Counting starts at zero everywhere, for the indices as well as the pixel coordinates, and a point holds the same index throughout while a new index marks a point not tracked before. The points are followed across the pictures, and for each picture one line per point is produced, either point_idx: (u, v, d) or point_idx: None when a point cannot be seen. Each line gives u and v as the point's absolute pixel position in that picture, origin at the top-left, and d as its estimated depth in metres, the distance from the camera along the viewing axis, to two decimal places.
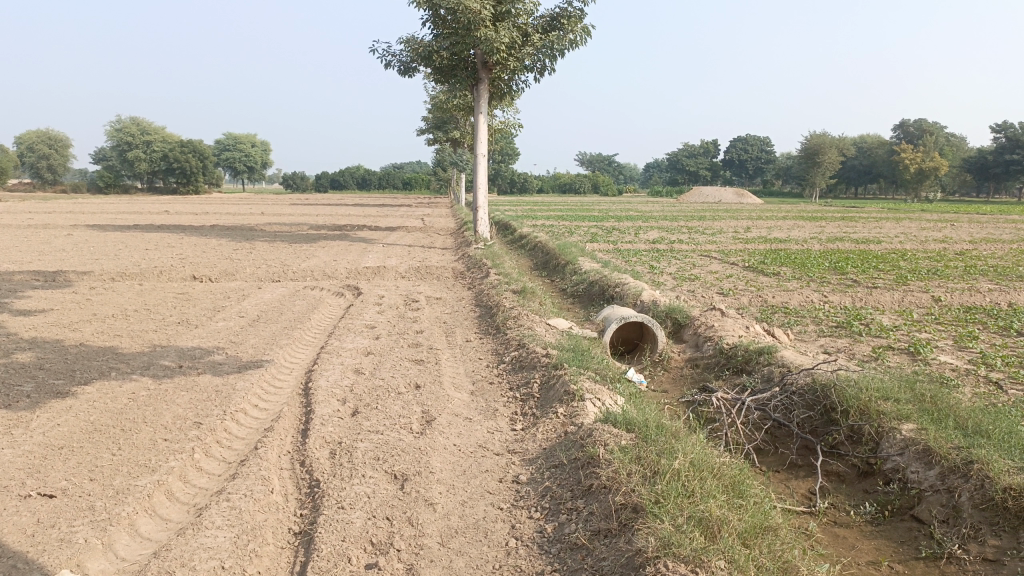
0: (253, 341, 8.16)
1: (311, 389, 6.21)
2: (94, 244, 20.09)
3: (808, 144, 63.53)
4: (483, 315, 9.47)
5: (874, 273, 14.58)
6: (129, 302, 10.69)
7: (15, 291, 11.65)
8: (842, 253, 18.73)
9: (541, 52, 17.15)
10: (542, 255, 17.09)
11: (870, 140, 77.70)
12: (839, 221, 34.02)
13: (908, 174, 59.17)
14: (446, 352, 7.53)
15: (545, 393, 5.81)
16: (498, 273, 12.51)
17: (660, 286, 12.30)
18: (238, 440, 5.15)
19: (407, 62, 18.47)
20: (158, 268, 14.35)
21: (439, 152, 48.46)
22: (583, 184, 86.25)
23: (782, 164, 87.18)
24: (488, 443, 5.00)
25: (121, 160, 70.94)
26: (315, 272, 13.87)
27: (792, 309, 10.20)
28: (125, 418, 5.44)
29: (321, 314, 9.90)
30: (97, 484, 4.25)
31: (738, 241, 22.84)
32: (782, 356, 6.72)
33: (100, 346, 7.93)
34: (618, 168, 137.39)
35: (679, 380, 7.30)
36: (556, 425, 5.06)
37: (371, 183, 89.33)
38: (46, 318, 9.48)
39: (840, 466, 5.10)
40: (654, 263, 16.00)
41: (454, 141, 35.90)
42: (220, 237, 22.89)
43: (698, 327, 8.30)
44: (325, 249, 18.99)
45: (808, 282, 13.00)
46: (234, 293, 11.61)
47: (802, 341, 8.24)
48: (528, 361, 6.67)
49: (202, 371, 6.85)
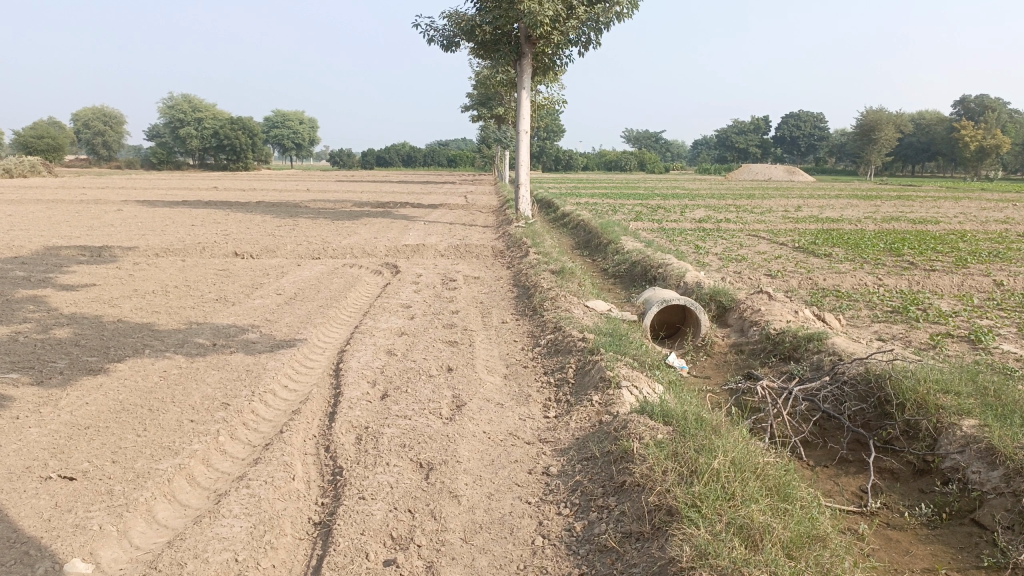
0: (288, 319, 8.09)
1: (341, 370, 6.08)
2: (141, 219, 20.38)
3: (863, 120, 61.61)
4: (520, 295, 9.26)
5: (932, 255, 13.94)
6: (169, 278, 10.73)
7: (61, 266, 11.82)
8: (897, 233, 18.01)
9: (586, 25, 16.73)
10: (584, 234, 16.78)
11: (928, 116, 74.99)
12: (895, 200, 32.91)
13: (968, 151, 57.05)
14: (480, 334, 7.35)
15: (581, 379, 5.58)
16: (538, 252, 12.26)
17: (704, 267, 11.92)
18: (264, 423, 5.04)
19: (450, 36, 18.21)
20: (201, 244, 14.42)
21: (484, 129, 48.11)
22: (629, 160, 85.36)
23: (836, 141, 84.82)
24: (519, 431, 4.80)
25: (173, 137, 72.19)
26: (355, 250, 13.79)
27: (844, 292, 9.75)
28: (154, 398, 5.39)
29: (357, 293, 9.78)
30: (120, 467, 4.18)
31: (787, 220, 22.16)
32: (833, 344, 6.37)
33: (137, 322, 7.94)
34: (665, 145, 135.32)
35: (722, 367, 7.00)
36: (591, 414, 4.85)
37: (416, 160, 89.57)
38: (88, 293, 9.55)
39: (895, 463, 4.79)
40: (699, 243, 15.60)
41: (498, 118, 35.57)
42: (264, 213, 23.02)
43: (743, 311, 7.96)
44: (366, 226, 18.95)
45: (861, 265, 12.48)
46: (273, 270, 11.59)
47: (854, 326, 7.84)
48: (564, 345, 6.44)
49: (235, 350, 6.78)
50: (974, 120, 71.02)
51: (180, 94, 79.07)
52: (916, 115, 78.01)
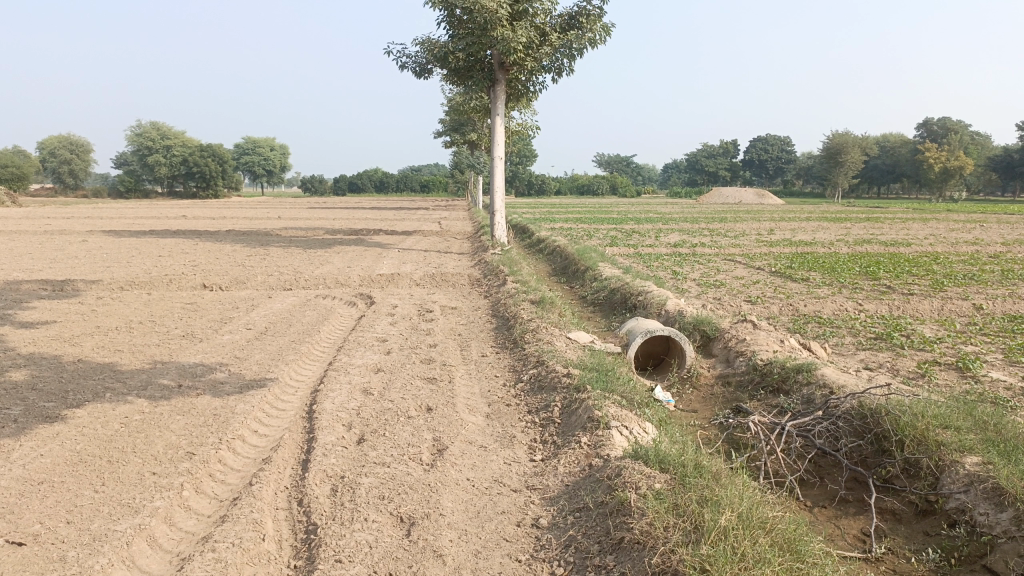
0: (259, 356, 7.77)
1: (315, 413, 5.78)
2: (106, 251, 19.84)
3: (830, 143, 62.60)
4: (499, 327, 9.02)
5: (908, 278, 13.97)
6: (134, 313, 10.34)
7: (20, 302, 11.35)
8: (871, 256, 18.09)
9: (559, 52, 16.71)
10: (561, 261, 16.63)
11: (892, 139, 76.40)
12: (864, 222, 33.27)
13: (932, 173, 58.10)
14: (460, 369, 7.09)
15: (567, 419, 5.35)
16: (515, 280, 12.04)
17: (684, 294, 11.79)
18: (232, 474, 4.73)
19: (422, 63, 18.08)
20: (169, 276, 14.01)
21: (456, 154, 48.05)
22: (600, 184, 85.97)
23: (803, 164, 86.13)
24: (505, 477, 4.55)
25: (142, 165, 71.29)
26: (328, 280, 13.48)
27: (826, 318, 9.65)
28: (114, 447, 5.05)
29: (330, 326, 9.47)
30: (73, 529, 3.85)
31: (762, 244, 22.22)
32: (824, 375, 6.21)
33: (99, 362, 7.56)
34: (636, 169, 136.55)
35: (709, 400, 6.80)
36: (580, 458, 4.61)
37: (389, 186, 89.36)
38: (47, 331, 9.14)
39: (896, 503, 4.61)
40: (677, 268, 15.51)
41: (471, 143, 35.52)
42: (234, 243, 22.59)
43: (729, 341, 7.79)
44: (339, 255, 18.63)
45: (840, 289, 12.43)
46: (243, 303, 11.24)
47: (840, 355, 7.71)
48: (548, 381, 6.21)
49: (202, 391, 6.44)
50: (937, 143, 72.46)
51: (148, 122, 78.23)
52: (881, 138, 79.52)
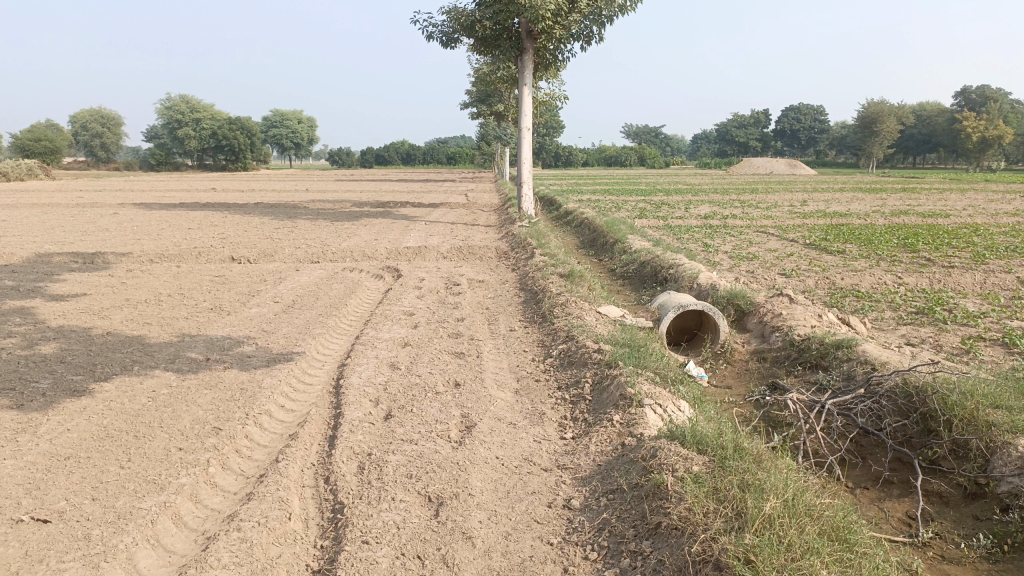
0: (286, 330, 7.71)
1: (342, 388, 5.70)
2: (136, 223, 19.98)
3: (864, 112, 61.17)
4: (527, 301, 8.87)
5: (948, 250, 13.55)
6: (163, 286, 10.36)
7: (52, 274, 11.43)
8: (908, 228, 17.64)
9: (589, 19, 16.32)
10: (589, 233, 16.42)
11: (930, 107, 74.36)
12: (900, 193, 32.52)
13: (971, 142, 56.52)
14: (488, 344, 6.97)
15: (598, 396, 5.21)
16: (544, 253, 11.88)
17: (716, 267, 11.55)
18: (258, 449, 4.66)
19: (449, 33, 17.81)
20: (197, 248, 14.03)
21: (483, 125, 47.66)
22: (628, 156, 85.06)
23: (837, 133, 84.44)
24: (534, 456, 4.43)
25: (172, 138, 71.78)
26: (356, 253, 13.42)
27: (864, 292, 9.37)
28: (141, 422, 5.01)
29: (357, 300, 9.40)
30: (99, 506, 3.81)
31: (795, 215, 21.76)
32: (865, 352, 5.99)
33: (127, 335, 7.56)
34: (665, 139, 134.81)
35: (745, 376, 6.62)
36: (613, 437, 4.49)
37: (416, 157, 89.26)
38: (78, 304, 9.17)
39: (943, 486, 4.42)
40: (707, 241, 15.24)
41: (498, 114, 35.17)
42: (262, 215, 22.63)
43: (764, 315, 7.57)
44: (367, 227, 18.58)
45: (877, 262, 12.09)
46: (271, 276, 11.20)
47: (880, 330, 7.46)
48: (579, 356, 6.07)
49: (229, 365, 6.40)
50: (976, 111, 70.41)
51: (177, 95, 78.66)
52: (917, 107, 77.53)
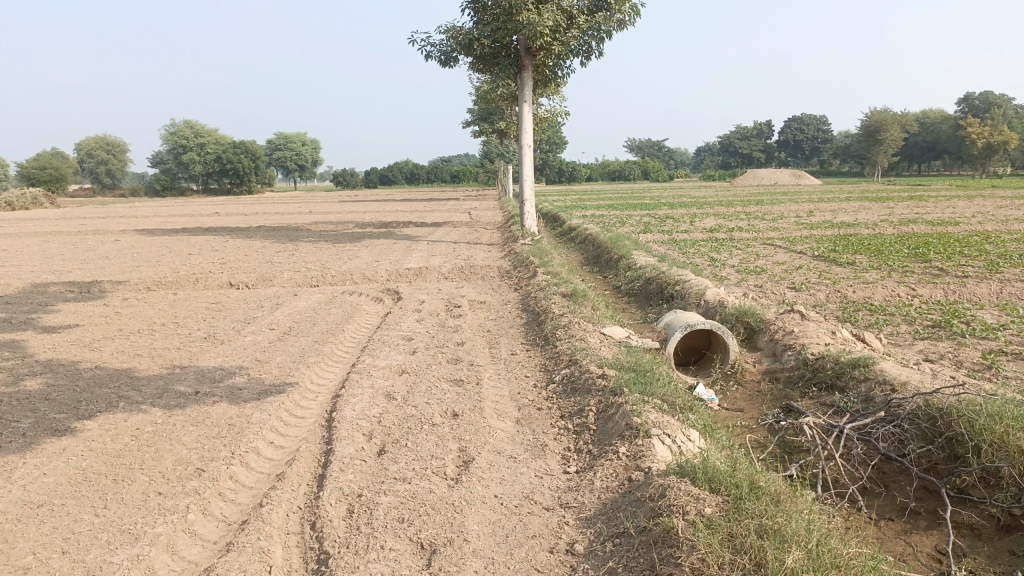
0: (281, 359, 7.46)
1: (335, 421, 5.43)
2: (137, 250, 19.82)
3: (867, 121, 60.99)
4: (530, 322, 8.60)
5: (960, 259, 13.22)
6: (158, 314, 10.13)
7: (46, 305, 11.22)
8: (918, 237, 17.32)
9: (587, 34, 16.16)
10: (593, 250, 16.17)
11: (933, 114, 74.08)
12: (907, 201, 32.23)
13: (975, 148, 56.19)
14: (489, 370, 6.70)
15: (603, 426, 4.93)
16: (546, 272, 11.62)
17: (723, 282, 11.26)
18: (243, 492, 4.40)
19: (447, 51, 17.68)
20: (195, 275, 13.83)
21: (485, 143, 47.57)
22: (632, 170, 85.01)
23: (840, 143, 84.22)
24: (536, 494, 4.15)
25: (176, 163, 71.99)
26: (355, 275, 13.19)
27: (877, 306, 9.06)
28: (121, 464, 4.75)
29: (355, 325, 9.14)
30: (67, 561, 3.54)
31: (801, 226, 21.47)
32: (883, 371, 5.70)
33: (117, 368, 7.32)
34: (668, 153, 134.75)
35: (756, 399, 6.33)
36: (619, 472, 4.20)
37: (420, 177, 89.40)
38: (69, 335, 8.94)
39: (975, 517, 4.12)
40: (714, 255, 14.97)
41: (500, 132, 35.08)
42: (264, 238, 22.46)
43: (775, 333, 7.29)
44: (368, 249, 18.37)
45: (888, 273, 11.79)
46: (268, 301, 10.97)
47: (896, 346, 7.16)
48: (582, 383, 5.79)
49: (218, 398, 6.14)
50: (980, 117, 70.10)
51: (181, 120, 79.02)
52: (921, 114, 77.28)
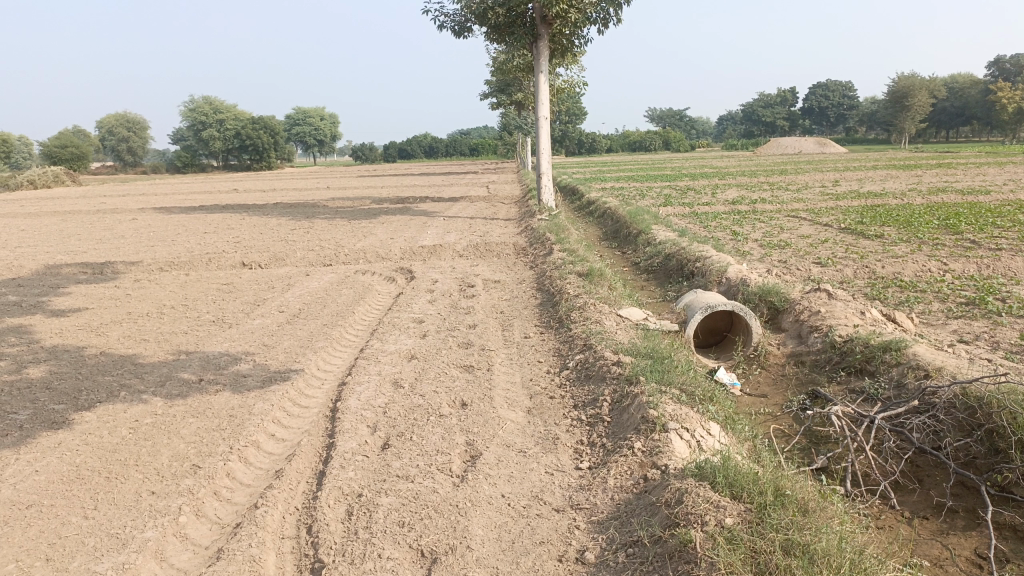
0: (288, 343, 7.26)
1: (338, 412, 5.22)
2: (153, 229, 19.72)
3: (895, 87, 59.51)
4: (545, 303, 8.34)
5: (993, 230, 12.74)
6: (168, 297, 9.97)
7: (58, 287, 11.10)
8: (948, 207, 16.78)
9: (605, 1, 15.65)
10: (612, 224, 15.83)
11: (962, 78, 72.17)
12: (936, 168, 31.43)
13: (1007, 113, 54.70)
14: (500, 355, 6.46)
15: (619, 417, 4.67)
16: (563, 249, 11.33)
17: (745, 258, 10.91)
18: (240, 491, 4.21)
19: (461, 22, 17.26)
20: (208, 254, 13.67)
21: (503, 115, 46.96)
22: (653, 140, 83.92)
23: (866, 109, 82.47)
24: (546, 493, 3.91)
25: (196, 140, 72.01)
26: (369, 253, 12.96)
27: (907, 282, 8.68)
28: (116, 461, 4.57)
29: (366, 306, 8.92)
30: (50, 570, 3.36)
31: (826, 197, 20.95)
32: (916, 355, 5.38)
33: (121, 354, 7.16)
34: (690, 123, 132.85)
35: (781, 384, 6.04)
36: (634, 470, 3.96)
37: (439, 150, 88.92)
38: (77, 320, 8.80)
39: (1018, 518, 3.84)
40: (736, 228, 14.57)
41: (517, 104, 34.57)
42: (280, 216, 22.28)
43: (800, 314, 6.97)
44: (383, 225, 18.13)
45: (918, 246, 11.37)
46: (280, 282, 10.77)
47: (928, 326, 6.81)
48: (597, 370, 5.52)
49: (221, 387, 5.94)
50: (1012, 81, 68.21)
51: (200, 96, 78.97)
52: (951, 79, 75.33)
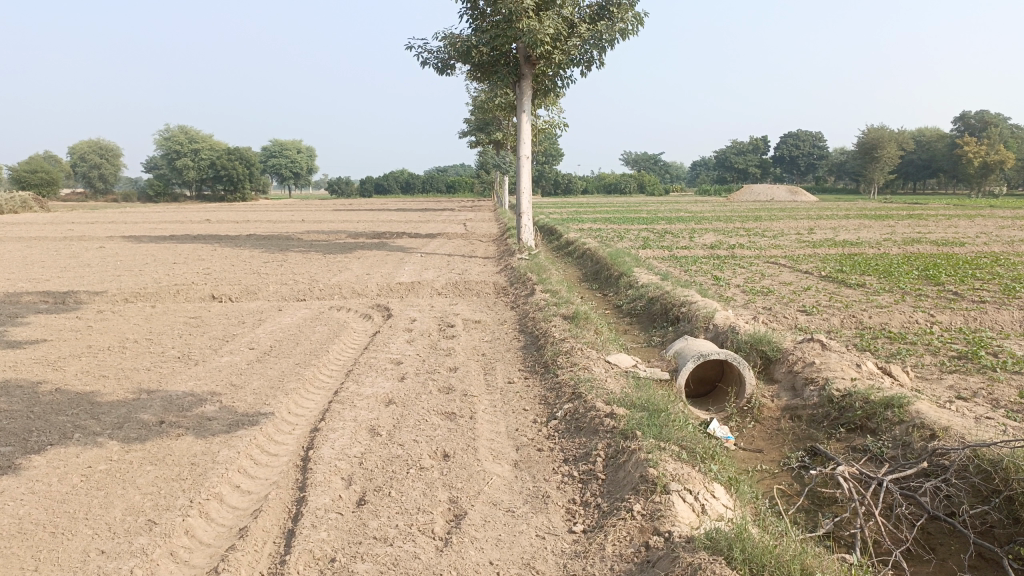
0: (258, 383, 6.86)
1: (311, 462, 4.84)
2: (120, 258, 19.14)
3: (864, 139, 60.75)
4: (528, 346, 8.05)
5: (973, 282, 12.74)
6: (132, 330, 9.51)
7: (16, 317, 10.57)
8: (925, 257, 16.87)
9: (589, 44, 15.65)
10: (592, 265, 15.64)
11: (929, 133, 74.03)
12: (906, 220, 31.89)
13: (972, 168, 55.98)
14: (483, 401, 6.13)
15: (614, 476, 4.37)
16: (545, 289, 11.08)
17: (729, 304, 10.74)
18: (199, 551, 3.82)
19: (444, 59, 17.18)
20: (177, 286, 13.19)
21: (481, 154, 47.10)
22: (628, 183, 84.82)
23: (837, 159, 84.16)
24: (538, 560, 3.57)
25: (170, 169, 71.38)
26: (345, 289, 12.61)
27: (896, 333, 8.52)
28: (62, 513, 4.15)
29: (342, 345, 8.55)
30: None
31: (804, 244, 20.99)
32: (921, 413, 5.15)
33: (78, 391, 6.71)
34: (664, 167, 134.76)
35: (777, 439, 5.78)
36: (634, 536, 3.65)
37: (415, 186, 89.02)
38: (32, 353, 8.31)
39: None
40: (717, 273, 14.45)
41: (497, 143, 34.65)
42: (253, 248, 21.81)
43: (794, 365, 6.74)
44: (359, 261, 17.77)
45: (901, 296, 11.29)
46: (251, 317, 10.34)
47: (924, 381, 6.61)
48: (588, 422, 5.21)
49: (183, 430, 5.52)
50: (977, 137, 70.12)
51: (177, 126, 78.57)
52: (918, 132, 77.24)
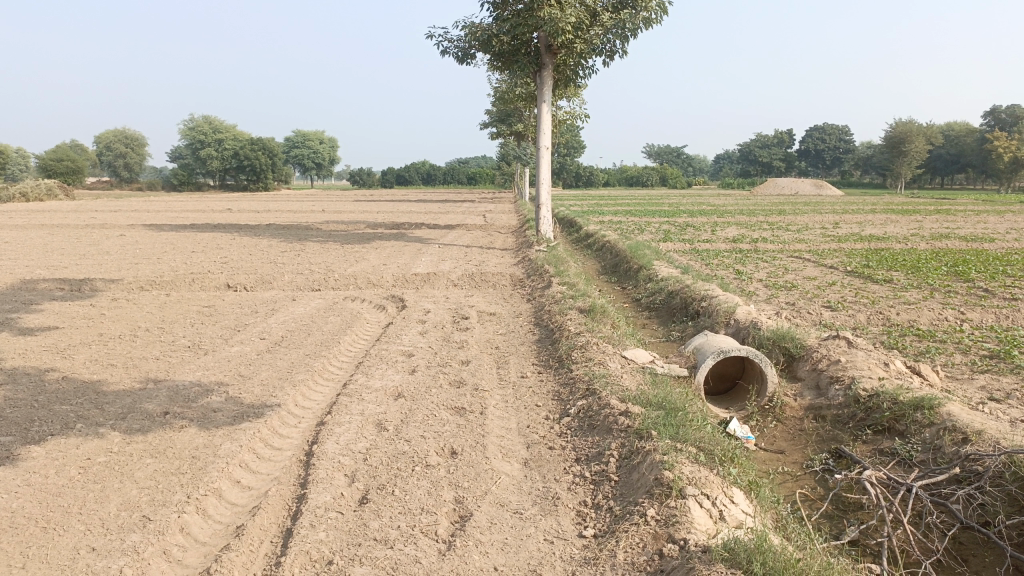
0: (266, 375, 6.73)
1: (314, 457, 4.69)
2: (140, 246, 19.14)
3: (892, 132, 59.71)
4: (544, 340, 7.85)
5: (1004, 279, 12.37)
6: (145, 319, 9.42)
7: (31, 304, 10.54)
8: (954, 253, 16.47)
9: (612, 32, 15.35)
10: (612, 258, 15.42)
11: (958, 127, 72.73)
12: (934, 214, 31.30)
13: (1002, 163, 54.92)
14: (494, 396, 5.95)
15: (628, 477, 4.17)
16: (563, 281, 10.88)
17: (751, 299, 10.47)
18: (194, 550, 3.68)
19: (464, 48, 16.95)
20: (193, 274, 13.11)
21: (503, 145, 46.85)
22: (650, 176, 84.29)
23: (863, 153, 82.96)
24: (545, 566, 3.38)
25: (195, 158, 71.83)
26: (360, 279, 12.47)
27: (925, 331, 8.23)
28: (57, 507, 4.02)
29: (354, 336, 8.40)
30: None
31: (828, 239, 20.62)
32: (953, 415, 4.89)
33: (85, 380, 6.61)
34: (687, 160, 133.63)
35: (799, 440, 5.54)
36: (647, 544, 3.44)
37: (436, 177, 88.97)
38: (44, 340, 8.23)
39: None
40: (739, 267, 14.17)
41: (517, 134, 34.42)
42: (272, 237, 21.77)
43: (818, 363, 6.49)
44: (377, 251, 17.63)
45: (930, 293, 10.97)
46: (264, 307, 10.22)
47: (956, 381, 6.33)
48: (602, 420, 5.01)
49: (186, 422, 5.39)
50: (1008, 130, 68.82)
51: (201, 116, 79.01)
52: (947, 126, 75.90)
